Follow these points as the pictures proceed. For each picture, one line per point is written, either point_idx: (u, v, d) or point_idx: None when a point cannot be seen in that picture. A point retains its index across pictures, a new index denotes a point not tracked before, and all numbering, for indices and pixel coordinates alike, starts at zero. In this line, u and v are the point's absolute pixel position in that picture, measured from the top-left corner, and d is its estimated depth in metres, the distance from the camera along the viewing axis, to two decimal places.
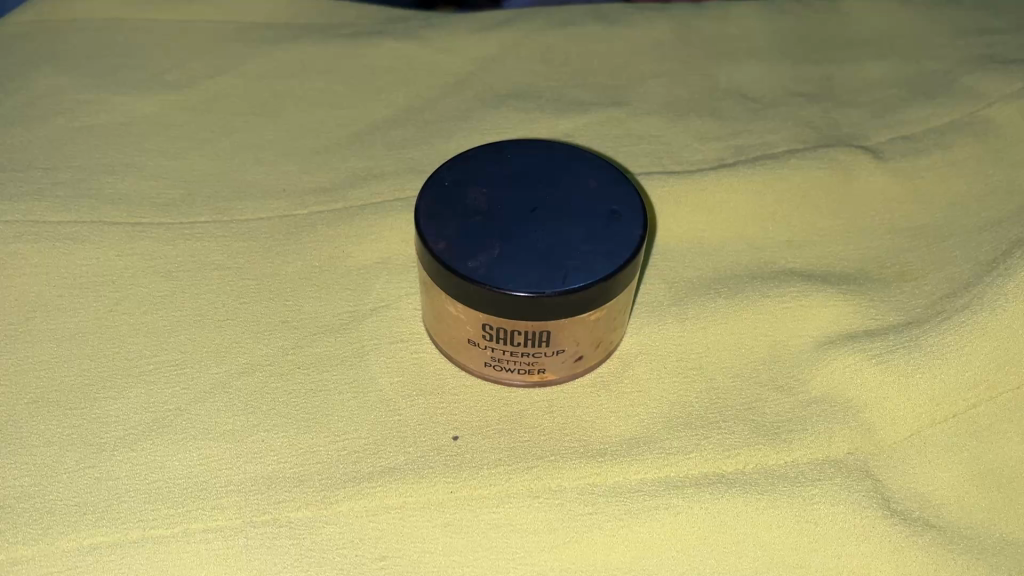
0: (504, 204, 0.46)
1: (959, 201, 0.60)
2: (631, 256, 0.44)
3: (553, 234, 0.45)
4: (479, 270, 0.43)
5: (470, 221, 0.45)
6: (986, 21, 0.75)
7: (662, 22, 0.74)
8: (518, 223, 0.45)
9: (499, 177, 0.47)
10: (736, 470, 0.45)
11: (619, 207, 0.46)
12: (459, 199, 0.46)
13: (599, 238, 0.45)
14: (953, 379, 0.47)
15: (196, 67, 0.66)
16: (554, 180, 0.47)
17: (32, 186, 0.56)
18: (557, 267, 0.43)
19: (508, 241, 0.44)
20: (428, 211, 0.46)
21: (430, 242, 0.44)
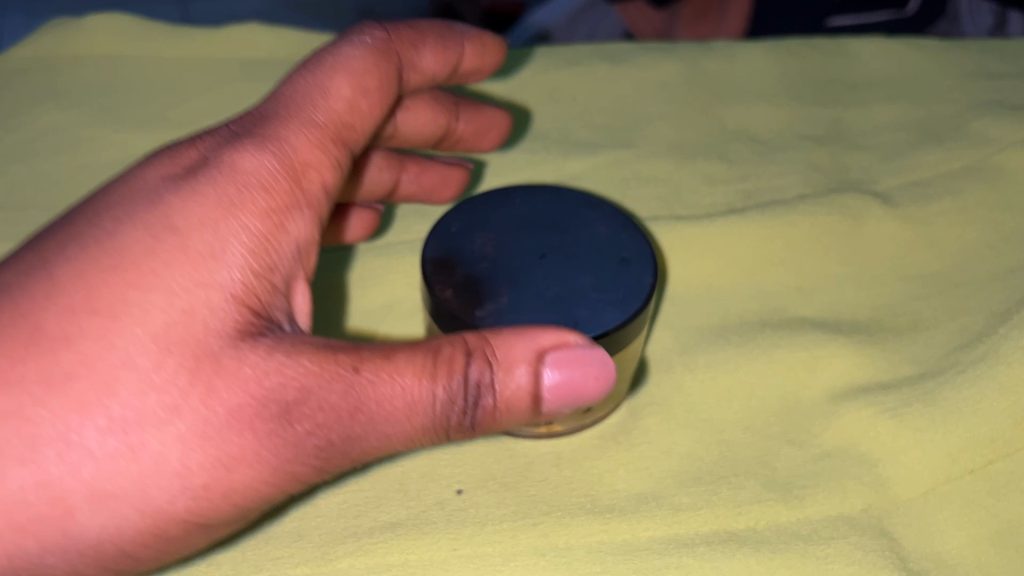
0: (514, 249, 0.45)
1: (971, 249, 0.59)
2: (642, 306, 0.43)
3: (562, 283, 0.43)
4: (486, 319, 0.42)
5: (478, 267, 0.44)
6: (995, 65, 0.74)
7: (669, 64, 0.74)
8: (526, 270, 0.44)
9: (508, 222, 0.47)
10: (747, 528, 0.44)
11: (629, 255, 0.45)
12: (466, 245, 0.46)
13: (610, 286, 0.44)
14: (970, 434, 0.46)
15: (199, 105, 0.66)
16: (562, 225, 0.47)
17: (31, 226, 0.55)
18: (566, 317, 0.42)
19: (517, 289, 0.43)
20: (437, 258, 0.45)
21: (437, 288, 0.44)
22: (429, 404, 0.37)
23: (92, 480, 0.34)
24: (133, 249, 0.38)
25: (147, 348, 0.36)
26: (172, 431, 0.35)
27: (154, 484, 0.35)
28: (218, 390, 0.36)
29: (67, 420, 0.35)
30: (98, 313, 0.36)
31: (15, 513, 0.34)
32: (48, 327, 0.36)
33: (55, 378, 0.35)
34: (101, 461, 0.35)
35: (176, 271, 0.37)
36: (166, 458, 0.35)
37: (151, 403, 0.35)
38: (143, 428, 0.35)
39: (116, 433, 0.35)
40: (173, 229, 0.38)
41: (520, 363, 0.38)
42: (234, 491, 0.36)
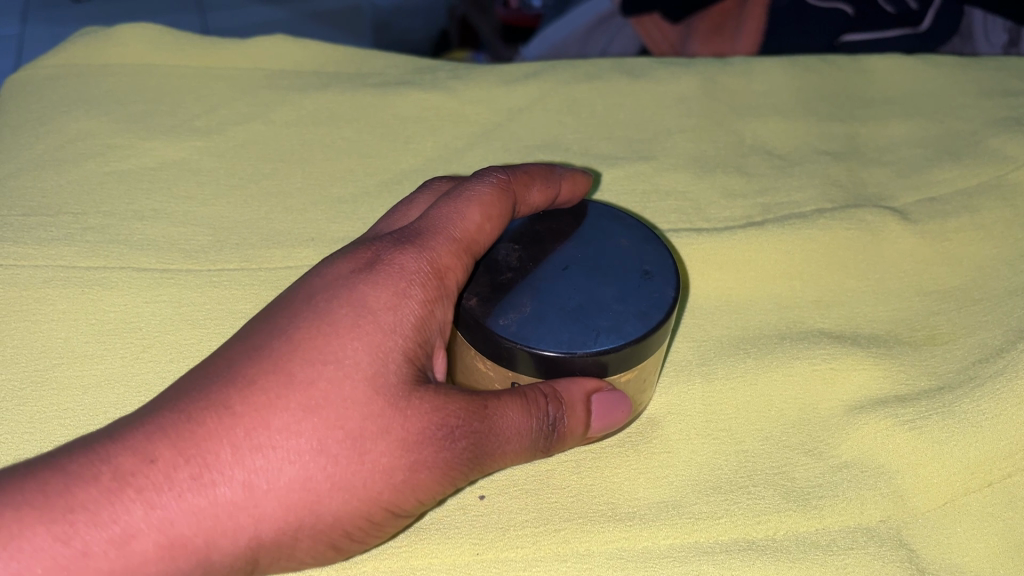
0: (537, 262, 0.46)
1: (987, 265, 0.59)
2: (665, 317, 0.43)
3: (585, 292, 0.44)
4: (509, 326, 0.43)
5: (503, 277, 0.45)
6: (1011, 83, 0.75)
7: (688, 78, 0.75)
8: (551, 282, 0.45)
9: (532, 239, 0.48)
10: (766, 537, 0.44)
11: (652, 268, 0.46)
12: (491, 257, 0.47)
13: (633, 298, 0.44)
14: (988, 447, 0.46)
15: (226, 115, 0.67)
16: (586, 239, 0.47)
17: (61, 230, 0.56)
18: (588, 326, 0.42)
19: (540, 299, 0.44)
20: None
21: (461, 298, 0.44)
22: (524, 437, 0.41)
23: (324, 497, 0.36)
24: (341, 321, 0.38)
25: (360, 389, 0.37)
26: (382, 445, 0.36)
27: (367, 496, 0.37)
28: (411, 417, 0.37)
29: (292, 443, 0.35)
30: (316, 371, 0.37)
31: (253, 512, 0.35)
32: (269, 378, 0.36)
33: (280, 411, 0.36)
34: (330, 473, 0.36)
35: (367, 342, 0.38)
36: (368, 485, 0.36)
37: (359, 428, 0.36)
38: (356, 459, 0.36)
39: (329, 453, 0.36)
40: (368, 305, 0.39)
41: (578, 402, 0.42)
42: (419, 498, 0.38)
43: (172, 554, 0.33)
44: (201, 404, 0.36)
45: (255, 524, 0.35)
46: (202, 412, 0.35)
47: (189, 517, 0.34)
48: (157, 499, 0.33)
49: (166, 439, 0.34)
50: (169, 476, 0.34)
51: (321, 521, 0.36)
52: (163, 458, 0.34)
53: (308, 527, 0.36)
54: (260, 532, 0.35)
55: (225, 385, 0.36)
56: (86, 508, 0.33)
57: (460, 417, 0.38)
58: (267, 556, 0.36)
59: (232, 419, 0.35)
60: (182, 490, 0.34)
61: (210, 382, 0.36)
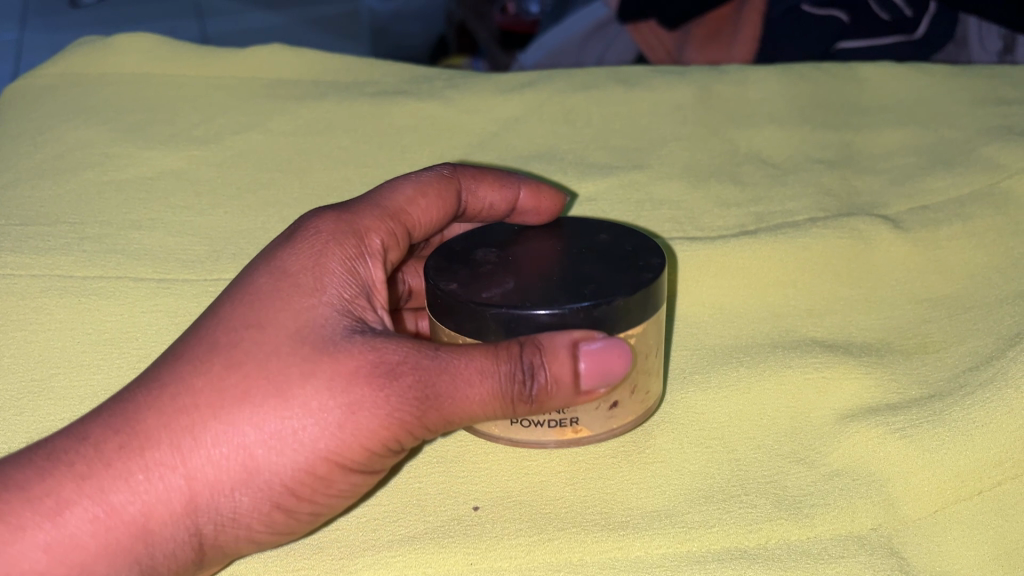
0: (518, 257, 0.47)
1: (980, 272, 0.59)
2: (656, 277, 0.44)
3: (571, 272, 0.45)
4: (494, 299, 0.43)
5: (483, 267, 0.46)
6: (1004, 91, 0.75)
7: (683, 87, 0.75)
8: (533, 270, 0.45)
9: (511, 241, 0.49)
10: (758, 545, 0.44)
11: (636, 250, 0.47)
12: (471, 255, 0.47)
13: (621, 269, 0.45)
14: (977, 456, 0.47)
15: (223, 124, 0.67)
16: (565, 237, 0.49)
17: (59, 239, 0.56)
18: (573, 290, 0.43)
19: (524, 281, 0.45)
20: (440, 263, 0.47)
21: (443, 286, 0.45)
22: (494, 375, 0.39)
23: (254, 448, 0.37)
24: (261, 282, 0.41)
25: (282, 343, 0.39)
26: (309, 387, 0.37)
27: (304, 445, 0.37)
28: (340, 360, 0.38)
29: (212, 397, 0.37)
30: (240, 330, 0.39)
31: (182, 471, 0.37)
32: (195, 346, 0.39)
33: (202, 373, 0.38)
34: (256, 423, 0.37)
35: (290, 301, 0.40)
36: (302, 433, 0.37)
37: (285, 373, 0.38)
38: (283, 405, 0.37)
39: (255, 403, 0.37)
40: (292, 269, 0.42)
41: (560, 352, 0.40)
42: (371, 444, 0.38)
43: (104, 520, 0.36)
44: (137, 385, 0.39)
45: (187, 482, 0.37)
46: (136, 391, 0.39)
47: (119, 483, 0.36)
48: (88, 472, 0.36)
49: (100, 422, 0.38)
50: (97, 448, 0.37)
51: (259, 473, 0.37)
52: (95, 436, 0.37)
53: (247, 482, 0.37)
54: (196, 492, 0.37)
55: (159, 364, 0.39)
56: (19, 489, 0.36)
57: (399, 354, 0.39)
58: (220, 524, 0.38)
59: (159, 389, 0.38)
60: (110, 460, 0.37)
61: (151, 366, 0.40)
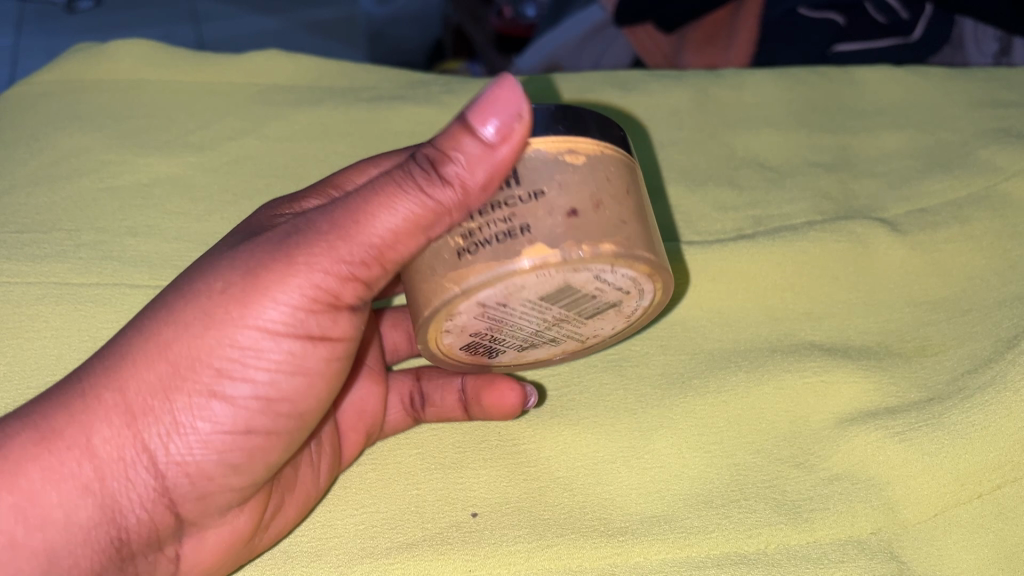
0: None
1: (977, 275, 0.59)
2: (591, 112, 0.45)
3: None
4: None
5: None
6: (1000, 94, 0.75)
7: (679, 90, 0.75)
8: None
9: None
10: (757, 550, 0.44)
11: None
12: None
13: None
14: (976, 459, 0.47)
15: (219, 129, 0.67)
16: None
17: (55, 247, 0.56)
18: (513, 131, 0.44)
19: None
20: None
21: None
22: (394, 179, 0.42)
23: (171, 343, 0.41)
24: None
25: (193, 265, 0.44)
26: (213, 273, 0.42)
27: (219, 319, 0.41)
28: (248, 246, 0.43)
29: (137, 320, 0.42)
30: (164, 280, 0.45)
31: (110, 382, 0.40)
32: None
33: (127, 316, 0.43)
34: (170, 323, 0.41)
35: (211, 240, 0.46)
36: (215, 313, 0.41)
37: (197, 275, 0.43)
38: (193, 296, 0.42)
39: (170, 301, 0.42)
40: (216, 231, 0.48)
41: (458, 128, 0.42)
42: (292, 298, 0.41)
43: (49, 443, 0.39)
44: None
45: (117, 389, 0.40)
46: None
47: (57, 411, 0.40)
48: (29, 413, 0.41)
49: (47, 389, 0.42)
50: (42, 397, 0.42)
51: (179, 359, 0.41)
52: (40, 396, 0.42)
53: (174, 374, 0.41)
54: (129, 401, 0.40)
55: None
56: None
57: (303, 220, 0.43)
58: (161, 430, 0.40)
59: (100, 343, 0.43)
60: (47, 398, 0.41)
61: None
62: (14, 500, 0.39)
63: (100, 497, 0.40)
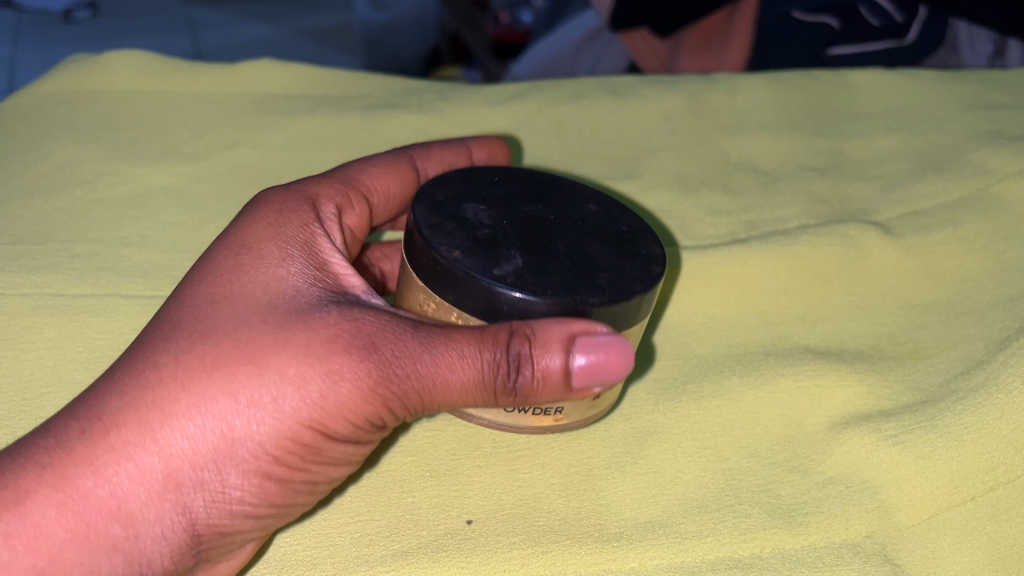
0: (505, 218, 0.46)
1: (971, 278, 0.59)
2: (656, 254, 0.46)
3: (572, 249, 0.44)
4: (506, 277, 0.42)
5: (480, 233, 0.44)
6: (993, 96, 0.75)
7: (673, 95, 0.75)
8: (529, 235, 0.45)
9: (490, 197, 0.47)
10: (752, 554, 0.44)
11: (631, 226, 0.48)
12: (456, 212, 0.46)
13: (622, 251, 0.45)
14: (970, 462, 0.46)
15: (213, 139, 0.67)
16: (552, 203, 0.48)
17: (50, 258, 0.56)
18: (594, 284, 0.42)
19: (530, 252, 0.43)
20: (429, 216, 0.45)
21: (443, 251, 0.43)
22: (480, 341, 0.41)
23: (229, 421, 0.39)
24: (221, 261, 0.45)
25: (250, 318, 0.42)
26: (284, 355, 0.40)
27: (281, 413, 0.40)
28: (312, 326, 0.41)
29: (174, 370, 0.40)
30: (209, 305, 0.42)
31: (153, 446, 0.39)
32: (153, 331, 0.42)
33: (171, 348, 0.41)
34: (228, 393, 0.39)
35: (258, 279, 0.44)
36: (280, 402, 0.39)
37: (252, 339, 0.41)
38: (256, 374, 0.40)
39: (223, 366, 0.40)
40: (254, 252, 0.45)
41: (552, 345, 0.40)
42: (351, 412, 0.40)
43: (74, 504, 0.37)
44: (113, 371, 0.41)
45: (163, 460, 0.39)
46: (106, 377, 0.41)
47: (84, 470, 0.38)
48: (47, 461, 0.38)
49: (65, 415, 0.40)
50: (58, 436, 0.39)
51: (235, 447, 0.39)
52: (60, 426, 0.39)
53: (229, 457, 0.39)
54: (171, 467, 0.39)
55: (133, 351, 0.42)
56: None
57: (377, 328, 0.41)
58: (203, 496, 0.39)
59: (123, 374, 0.40)
60: (73, 447, 0.38)
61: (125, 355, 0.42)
62: (29, 558, 0.37)
63: (128, 556, 0.38)
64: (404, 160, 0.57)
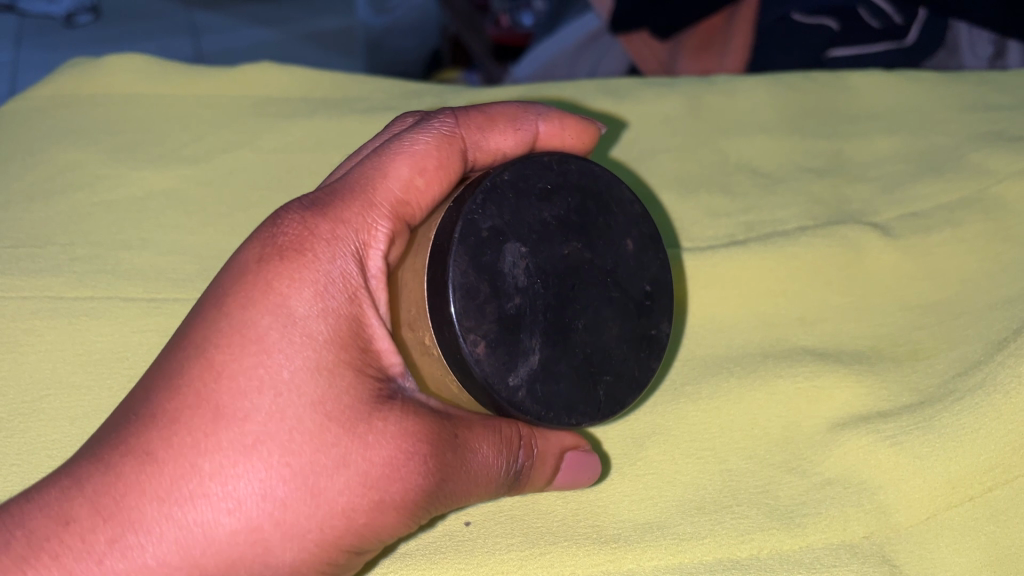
0: (541, 274, 0.44)
1: (969, 279, 0.59)
2: (661, 339, 0.48)
3: (590, 331, 0.45)
4: (519, 390, 0.43)
5: (510, 306, 0.43)
6: (992, 97, 0.76)
7: (672, 97, 0.76)
8: (557, 306, 0.44)
9: (532, 228, 0.44)
10: (750, 556, 0.44)
11: (651, 282, 0.48)
12: (495, 265, 0.43)
13: (633, 336, 0.46)
14: (968, 462, 0.46)
15: (213, 142, 0.68)
16: (591, 237, 0.46)
17: (50, 261, 0.56)
18: (592, 398, 0.45)
19: (550, 342, 0.43)
20: (468, 282, 0.42)
21: (470, 346, 0.42)
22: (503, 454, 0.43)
23: (272, 550, 0.38)
24: (266, 333, 0.40)
25: (301, 425, 0.39)
26: (335, 482, 0.39)
27: (323, 543, 0.39)
28: (364, 449, 0.40)
29: (217, 484, 0.38)
30: (256, 398, 0.39)
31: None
32: (191, 417, 0.39)
33: (216, 455, 0.38)
34: (275, 522, 0.38)
35: (307, 366, 0.40)
36: (324, 531, 0.39)
37: (305, 466, 0.39)
38: (307, 500, 0.39)
39: (275, 498, 0.38)
40: (300, 322, 0.41)
41: (550, 456, 0.46)
42: (384, 535, 0.41)
43: None
44: (142, 456, 0.38)
45: None
46: (135, 461, 0.38)
47: None
48: (75, 567, 0.36)
49: (89, 503, 0.37)
50: (86, 539, 0.37)
51: (271, 575, 0.39)
52: (83, 520, 0.37)
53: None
54: None
55: (165, 433, 0.38)
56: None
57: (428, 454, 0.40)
58: None
59: (157, 471, 0.38)
60: (101, 555, 0.37)
61: (150, 427, 0.39)
62: None
63: None
64: (457, 149, 0.47)
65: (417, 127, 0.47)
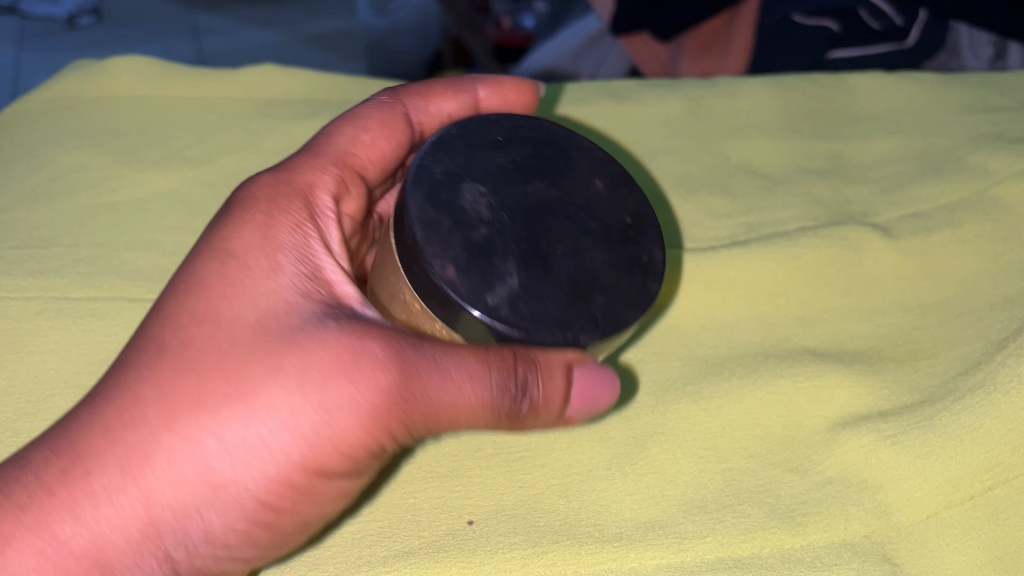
0: (507, 210, 0.45)
1: (969, 279, 0.60)
2: (656, 265, 0.47)
3: (571, 256, 0.44)
4: (501, 307, 0.42)
5: (477, 235, 0.44)
6: (993, 98, 0.76)
7: (673, 98, 0.76)
8: (528, 236, 0.44)
9: (492, 176, 0.46)
10: (750, 555, 0.45)
11: (631, 219, 0.48)
12: (453, 200, 0.45)
13: (623, 262, 0.46)
14: (968, 462, 0.47)
15: (216, 143, 0.68)
16: (557, 180, 0.47)
17: (55, 262, 0.57)
18: (589, 316, 0.44)
19: (530, 269, 0.43)
20: (428, 216, 0.44)
21: (438, 271, 0.43)
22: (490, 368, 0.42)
23: (211, 449, 0.40)
24: (213, 274, 0.46)
25: (233, 349, 0.43)
26: (272, 390, 0.41)
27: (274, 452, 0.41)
28: (297, 360, 0.42)
29: (155, 411, 0.41)
30: (186, 336, 0.44)
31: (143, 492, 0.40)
32: (135, 356, 0.43)
33: (150, 385, 0.42)
34: (209, 427, 0.41)
35: (244, 301, 0.45)
36: (266, 435, 0.41)
37: (243, 382, 0.41)
38: (246, 409, 0.41)
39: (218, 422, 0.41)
40: (244, 265, 0.46)
41: (557, 371, 0.43)
42: (342, 445, 0.42)
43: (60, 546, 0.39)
44: (93, 402, 0.42)
45: (146, 496, 0.40)
46: (87, 407, 0.42)
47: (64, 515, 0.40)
48: (29, 503, 0.40)
49: (42, 449, 0.41)
50: (38, 474, 0.40)
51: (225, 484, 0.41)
52: (36, 463, 0.41)
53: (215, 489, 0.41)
54: (155, 499, 0.40)
55: (116, 374, 0.43)
56: None
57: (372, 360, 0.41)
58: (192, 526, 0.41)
59: (106, 407, 0.42)
60: (53, 488, 0.40)
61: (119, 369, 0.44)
62: None
63: None
64: (399, 115, 0.56)
65: (367, 103, 0.57)
